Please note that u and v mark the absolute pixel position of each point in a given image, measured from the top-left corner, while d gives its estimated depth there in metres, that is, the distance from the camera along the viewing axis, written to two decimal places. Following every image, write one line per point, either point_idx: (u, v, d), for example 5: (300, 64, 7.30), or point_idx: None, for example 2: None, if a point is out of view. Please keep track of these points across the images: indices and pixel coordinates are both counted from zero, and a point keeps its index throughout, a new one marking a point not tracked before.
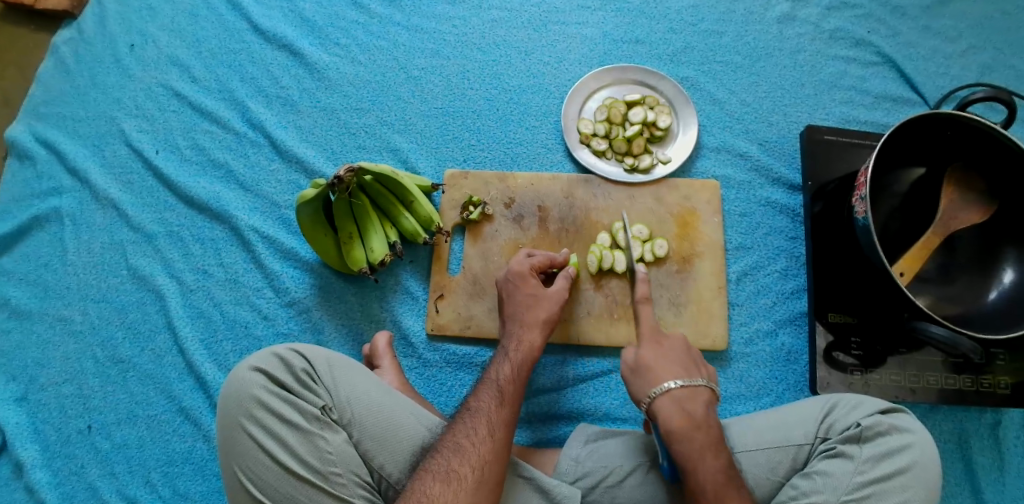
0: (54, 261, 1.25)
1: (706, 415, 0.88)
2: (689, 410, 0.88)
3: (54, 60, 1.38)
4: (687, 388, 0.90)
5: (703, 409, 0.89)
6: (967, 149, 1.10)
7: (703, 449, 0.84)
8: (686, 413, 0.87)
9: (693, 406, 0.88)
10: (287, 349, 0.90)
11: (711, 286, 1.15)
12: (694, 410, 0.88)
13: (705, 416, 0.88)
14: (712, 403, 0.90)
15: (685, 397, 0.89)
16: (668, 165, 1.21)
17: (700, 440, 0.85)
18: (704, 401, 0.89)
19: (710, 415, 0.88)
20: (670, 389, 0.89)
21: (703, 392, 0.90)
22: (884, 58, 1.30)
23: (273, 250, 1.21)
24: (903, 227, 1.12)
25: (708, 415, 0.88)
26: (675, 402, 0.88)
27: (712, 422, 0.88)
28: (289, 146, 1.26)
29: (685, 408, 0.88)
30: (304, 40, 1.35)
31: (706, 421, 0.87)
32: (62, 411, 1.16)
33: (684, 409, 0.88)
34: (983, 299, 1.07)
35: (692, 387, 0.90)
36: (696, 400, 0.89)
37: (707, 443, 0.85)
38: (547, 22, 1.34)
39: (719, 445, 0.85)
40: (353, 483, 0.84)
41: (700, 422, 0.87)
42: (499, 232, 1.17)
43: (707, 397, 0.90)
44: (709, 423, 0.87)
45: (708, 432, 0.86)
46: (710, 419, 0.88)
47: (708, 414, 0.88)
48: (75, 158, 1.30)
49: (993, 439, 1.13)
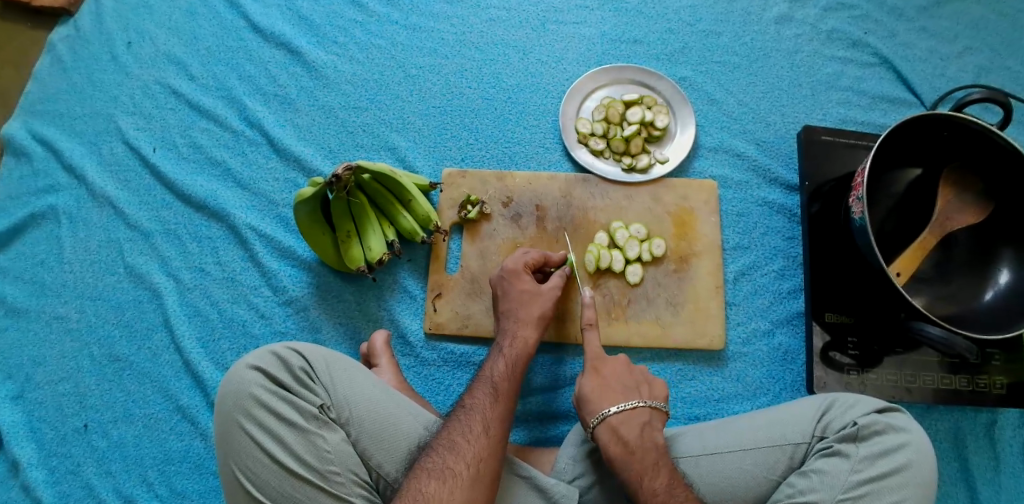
0: (51, 259, 1.25)
1: (644, 436, 0.89)
2: (625, 435, 0.89)
3: (51, 58, 1.37)
4: (623, 413, 0.90)
5: (639, 431, 0.89)
6: (963, 150, 1.10)
7: (642, 472, 0.86)
8: (621, 440, 0.89)
9: (627, 429, 0.89)
10: (285, 347, 0.89)
11: (708, 285, 1.15)
12: (629, 435, 0.89)
13: (640, 438, 0.89)
14: (651, 423, 0.91)
15: (620, 422, 0.90)
16: (666, 165, 1.21)
17: (638, 463, 0.86)
18: (641, 423, 0.90)
19: (647, 437, 0.89)
20: (606, 416, 0.90)
21: (641, 413, 0.91)
22: (881, 59, 1.31)
23: (271, 248, 1.21)
24: (899, 228, 1.13)
25: (644, 436, 0.89)
26: (612, 430, 0.89)
27: (650, 443, 0.89)
28: (286, 145, 1.26)
29: (621, 433, 0.89)
30: (302, 38, 1.34)
31: (642, 443, 0.88)
32: (58, 409, 1.16)
33: (619, 434, 0.89)
34: (979, 299, 1.08)
35: (628, 411, 0.91)
36: (633, 422, 0.90)
37: (645, 465, 0.86)
38: (546, 21, 1.34)
39: (658, 464, 0.87)
40: (351, 482, 0.83)
41: (634, 446, 0.88)
42: (497, 231, 1.17)
43: (645, 418, 0.91)
44: (646, 445, 0.88)
45: (645, 454, 0.87)
46: (649, 440, 0.89)
47: (645, 433, 0.89)
48: (72, 156, 1.29)
49: (988, 439, 1.14)
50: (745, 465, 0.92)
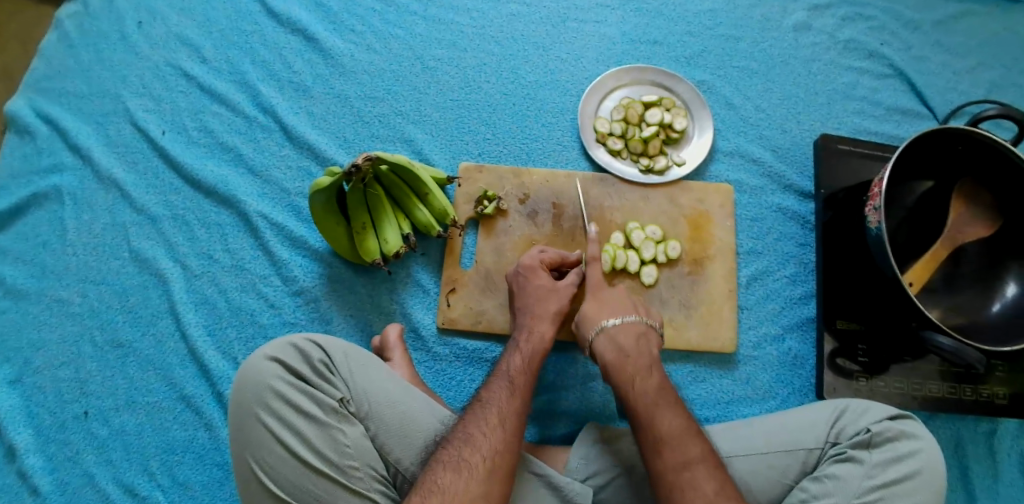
0: (53, 241, 1.22)
1: (639, 346, 0.95)
2: (621, 341, 0.95)
3: (58, 35, 1.34)
4: (621, 326, 0.96)
5: (635, 340, 0.95)
6: (975, 165, 1.12)
7: (635, 375, 0.91)
8: (617, 346, 0.94)
9: (625, 339, 0.95)
10: (303, 338, 0.88)
11: (722, 289, 1.15)
12: (625, 342, 0.95)
13: (636, 345, 0.94)
14: (646, 335, 0.97)
15: (617, 331, 0.96)
16: (683, 167, 1.21)
17: (632, 367, 0.92)
18: (637, 333, 0.96)
19: (642, 345, 0.95)
20: (605, 326, 0.97)
21: (636, 326, 0.97)
22: (896, 71, 1.32)
23: (281, 237, 1.20)
24: (911, 239, 1.14)
25: (640, 344, 0.95)
26: (609, 338, 0.96)
27: (644, 351, 0.94)
28: (300, 132, 1.25)
29: (617, 341, 0.95)
30: (319, 25, 1.32)
31: (637, 350, 0.94)
32: (58, 395, 1.13)
33: (616, 343, 0.95)
34: (986, 311, 1.10)
35: (625, 323, 0.97)
36: (630, 332, 0.96)
37: (638, 367, 0.92)
38: (567, 18, 1.33)
39: (651, 368, 0.92)
40: (369, 477, 0.83)
41: (629, 351, 0.94)
42: (513, 228, 1.17)
43: (640, 329, 0.97)
44: (641, 352, 0.94)
45: (639, 359, 0.93)
46: (644, 349, 0.95)
47: (641, 342, 0.95)
48: (77, 136, 1.26)
49: (988, 448, 1.16)
50: (759, 469, 0.93)
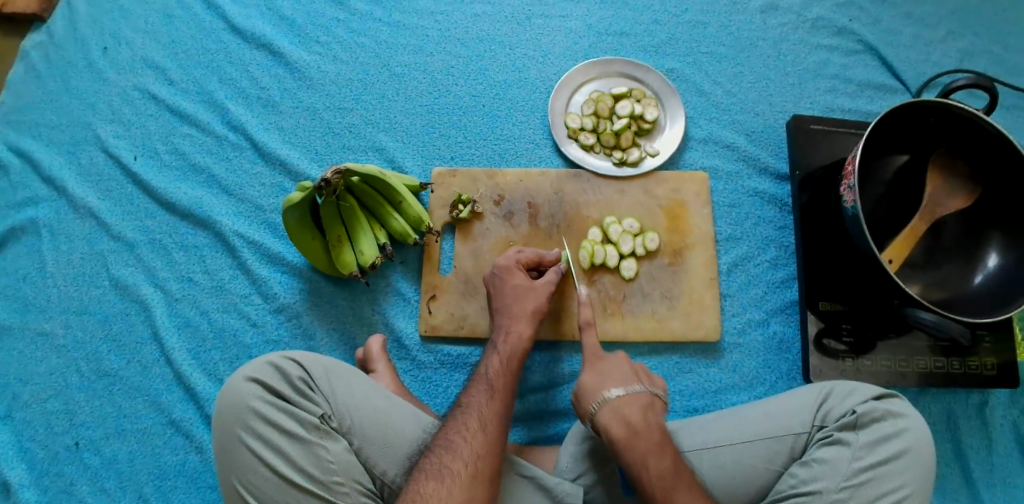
0: (33, 273, 1.22)
1: (646, 417, 0.88)
2: (628, 416, 0.88)
3: (24, 66, 1.33)
4: (625, 396, 0.89)
5: (641, 412, 0.88)
6: (950, 136, 1.11)
7: (648, 454, 0.84)
8: (625, 421, 0.87)
9: (632, 410, 0.88)
10: (281, 356, 0.88)
11: (703, 277, 1.15)
12: (633, 416, 0.87)
13: (643, 419, 0.88)
14: (652, 405, 0.90)
15: (623, 405, 0.88)
16: (657, 158, 1.21)
17: (644, 445, 0.85)
18: (644, 405, 0.89)
19: (650, 418, 0.88)
20: (609, 398, 0.89)
21: (642, 396, 0.90)
22: (866, 46, 1.31)
23: (260, 255, 1.19)
24: (890, 214, 1.14)
25: (647, 418, 0.88)
26: (615, 411, 0.88)
27: (653, 423, 0.88)
28: (271, 148, 1.24)
29: (622, 413, 0.88)
30: (284, 39, 1.32)
31: (646, 425, 0.87)
32: (48, 427, 1.14)
33: (623, 418, 0.87)
34: (970, 282, 1.10)
35: (632, 394, 0.90)
36: (635, 404, 0.89)
37: (651, 446, 0.85)
38: (531, 15, 1.33)
39: (663, 445, 0.86)
40: (355, 491, 0.82)
41: (638, 427, 0.86)
42: (490, 230, 1.16)
43: (647, 400, 0.90)
44: (650, 426, 0.87)
45: (649, 437, 0.86)
46: (652, 423, 0.88)
47: (647, 415, 0.88)
48: (50, 167, 1.26)
49: (980, 419, 1.16)
50: (747, 457, 0.92)
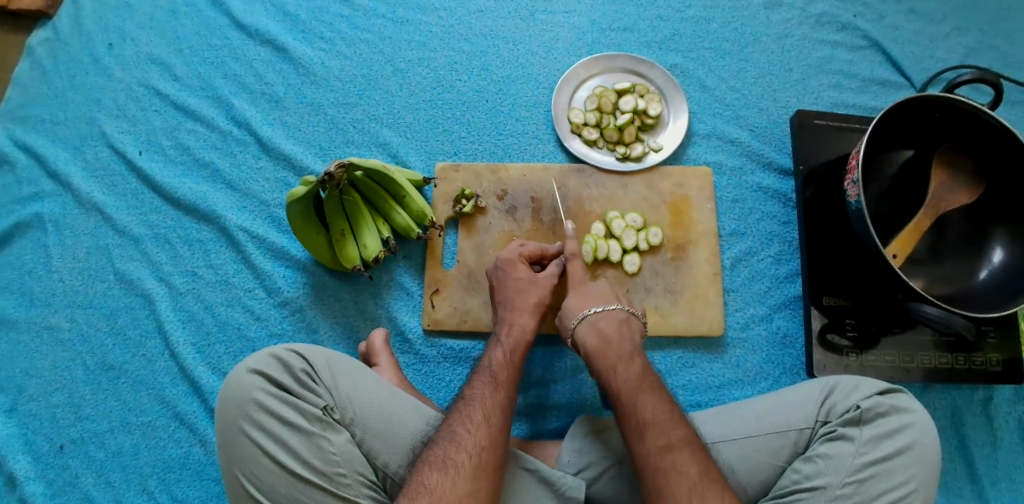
0: (38, 268, 1.22)
1: (621, 330, 0.95)
2: (603, 327, 0.95)
3: (30, 62, 1.34)
4: (602, 312, 0.96)
5: (616, 325, 0.95)
6: (955, 131, 1.11)
7: (618, 360, 0.90)
8: (600, 332, 0.94)
9: (608, 324, 0.95)
10: (284, 348, 0.88)
11: (706, 272, 1.15)
12: (607, 327, 0.95)
13: (618, 332, 0.94)
14: (628, 321, 0.97)
15: (600, 318, 0.96)
16: (660, 153, 1.21)
17: (614, 352, 0.91)
18: (619, 319, 0.96)
19: (624, 331, 0.95)
20: (586, 314, 0.96)
21: (618, 312, 0.97)
22: (870, 42, 1.31)
23: (264, 249, 1.20)
24: (893, 210, 1.14)
25: (621, 330, 0.95)
26: (591, 325, 0.95)
27: (627, 340, 0.94)
28: (275, 143, 1.25)
29: (599, 328, 0.95)
30: (287, 35, 1.32)
31: (619, 335, 0.93)
32: (53, 420, 1.14)
33: (598, 329, 0.94)
34: (973, 278, 1.09)
35: (608, 310, 0.97)
36: (612, 319, 0.96)
37: (621, 353, 0.91)
38: (535, 11, 1.33)
39: (633, 354, 0.91)
40: (358, 483, 0.83)
41: (612, 337, 0.93)
42: (493, 225, 1.17)
43: (623, 316, 0.96)
44: (622, 338, 0.94)
45: (621, 345, 0.92)
46: (626, 335, 0.94)
47: (622, 328, 0.95)
48: (56, 162, 1.27)
49: (985, 416, 1.16)
50: (751, 452, 0.92)
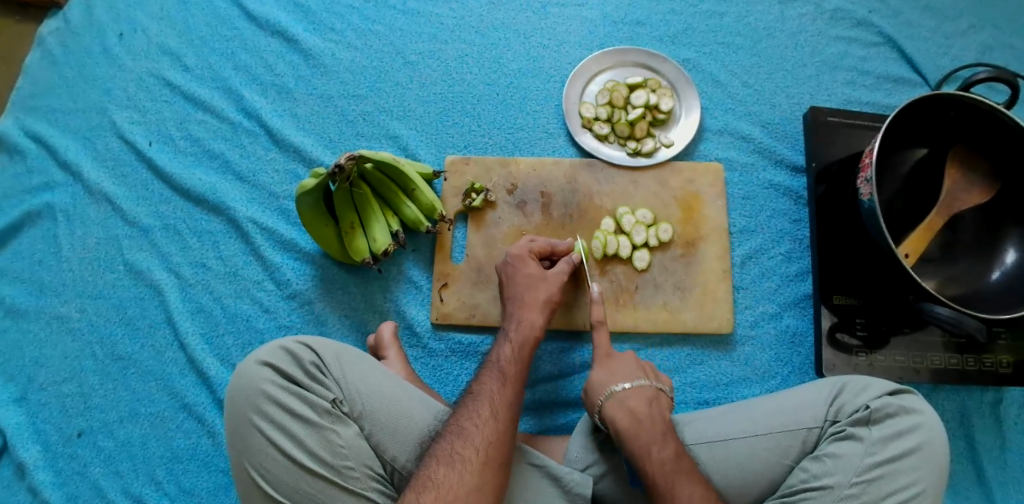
0: (48, 258, 1.23)
1: (651, 410, 0.91)
2: (632, 407, 0.91)
3: (40, 51, 1.34)
4: (632, 390, 0.93)
5: (646, 404, 0.92)
6: (970, 130, 1.10)
7: (651, 442, 0.86)
8: (630, 411, 0.90)
9: (636, 401, 0.92)
10: (294, 342, 0.88)
11: (716, 269, 1.14)
12: (637, 407, 0.91)
13: (648, 410, 0.91)
14: (658, 398, 0.93)
15: (629, 397, 0.92)
16: (671, 149, 1.20)
17: (647, 433, 0.87)
18: (648, 397, 0.92)
19: (655, 410, 0.91)
20: (615, 391, 0.93)
21: (648, 389, 0.94)
22: (885, 38, 1.29)
23: (273, 241, 1.20)
24: (907, 208, 1.13)
25: (652, 409, 0.91)
26: (620, 404, 0.91)
27: (656, 416, 0.91)
28: (285, 135, 1.24)
29: (627, 404, 0.91)
30: (298, 25, 1.32)
31: (651, 416, 0.90)
32: (63, 410, 1.15)
33: (629, 410, 0.91)
34: (986, 278, 1.09)
35: (637, 387, 0.93)
36: (641, 397, 0.92)
37: (654, 435, 0.87)
38: (546, 4, 1.31)
39: (666, 435, 0.88)
40: (366, 476, 0.82)
41: (643, 417, 0.90)
42: (502, 219, 1.16)
43: (652, 393, 0.93)
44: (655, 418, 0.90)
45: (652, 427, 0.88)
46: (656, 414, 0.91)
47: (653, 407, 0.91)
48: (66, 152, 1.26)
49: (994, 417, 1.16)
50: (759, 450, 0.92)
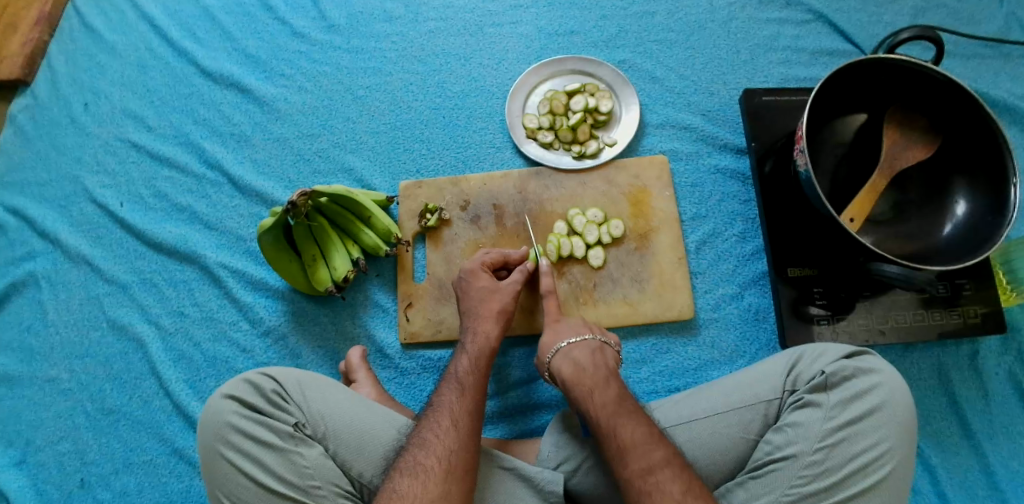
0: (36, 323, 1.28)
1: (595, 359, 0.96)
2: (577, 358, 0.96)
3: (14, 130, 1.41)
4: (576, 344, 0.99)
5: (590, 354, 0.97)
6: (903, 90, 1.11)
7: (593, 387, 0.91)
8: (574, 362, 0.96)
9: (580, 353, 0.97)
10: (256, 372, 0.92)
11: (671, 258, 1.16)
12: (580, 357, 0.97)
13: (592, 360, 0.96)
14: (602, 349, 0.98)
15: (573, 349, 0.98)
16: (615, 148, 1.23)
17: (590, 378, 0.92)
18: (591, 348, 0.98)
19: (598, 358, 0.96)
20: (560, 347, 0.99)
21: (591, 343, 0.99)
22: (815, 15, 1.32)
23: (244, 282, 1.24)
24: (851, 174, 1.13)
25: (595, 358, 0.96)
26: (565, 357, 0.97)
27: (601, 364, 0.95)
28: (247, 181, 1.30)
29: (572, 356, 0.97)
30: (251, 76, 1.38)
31: (593, 363, 0.95)
32: (60, 468, 1.19)
33: (572, 360, 0.96)
34: (938, 233, 1.10)
35: (580, 341, 0.99)
36: (584, 348, 0.98)
37: (596, 380, 0.92)
38: (483, 26, 1.37)
39: (608, 378, 0.92)
40: (334, 494, 0.85)
41: (586, 366, 0.95)
42: (459, 235, 1.20)
43: (596, 345, 0.99)
44: (597, 364, 0.95)
45: (595, 371, 0.93)
46: (599, 361, 0.96)
47: (596, 357, 0.96)
48: (44, 222, 1.33)
49: (973, 370, 1.15)
50: (722, 428, 0.93)
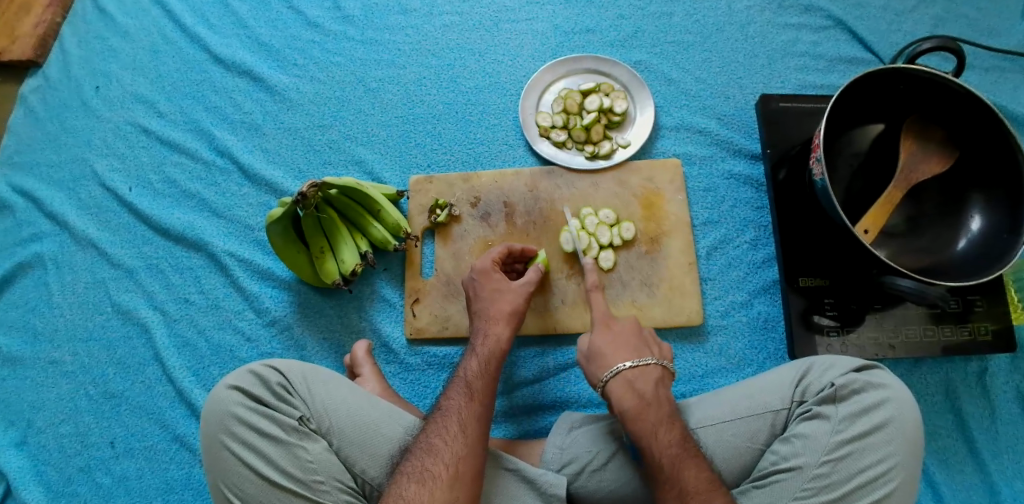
0: (40, 305, 1.28)
1: (658, 392, 0.90)
2: (640, 388, 0.90)
3: (24, 110, 1.41)
4: (637, 369, 0.92)
5: (653, 385, 0.91)
6: (921, 101, 1.10)
7: (657, 425, 0.86)
8: (637, 392, 0.90)
9: (643, 383, 0.91)
10: (263, 365, 0.91)
11: (682, 263, 1.15)
12: (644, 387, 0.90)
13: (654, 393, 0.90)
14: (663, 379, 0.92)
15: (635, 377, 0.91)
16: (628, 149, 1.22)
17: (653, 416, 0.87)
18: (655, 379, 0.91)
19: (661, 391, 0.90)
20: (621, 370, 0.92)
21: (654, 369, 0.92)
22: (834, 21, 1.31)
23: (251, 272, 1.23)
24: (867, 187, 1.12)
25: (658, 391, 0.90)
26: (626, 383, 0.91)
27: (663, 397, 0.90)
28: (256, 170, 1.29)
29: (636, 388, 0.90)
30: (263, 64, 1.37)
31: (656, 399, 0.89)
32: (62, 450, 1.18)
33: (634, 390, 0.90)
34: (953, 248, 1.08)
35: (642, 366, 0.92)
36: (645, 376, 0.91)
37: (660, 417, 0.87)
38: (498, 21, 1.35)
39: (672, 418, 0.87)
40: (336, 490, 0.84)
41: (649, 399, 0.89)
42: (468, 232, 1.19)
43: (659, 374, 0.92)
44: (660, 399, 0.89)
45: (659, 408, 0.88)
46: (662, 396, 0.90)
47: (658, 390, 0.91)
48: (52, 204, 1.32)
49: (981, 388, 1.14)
50: (727, 436, 0.92)
